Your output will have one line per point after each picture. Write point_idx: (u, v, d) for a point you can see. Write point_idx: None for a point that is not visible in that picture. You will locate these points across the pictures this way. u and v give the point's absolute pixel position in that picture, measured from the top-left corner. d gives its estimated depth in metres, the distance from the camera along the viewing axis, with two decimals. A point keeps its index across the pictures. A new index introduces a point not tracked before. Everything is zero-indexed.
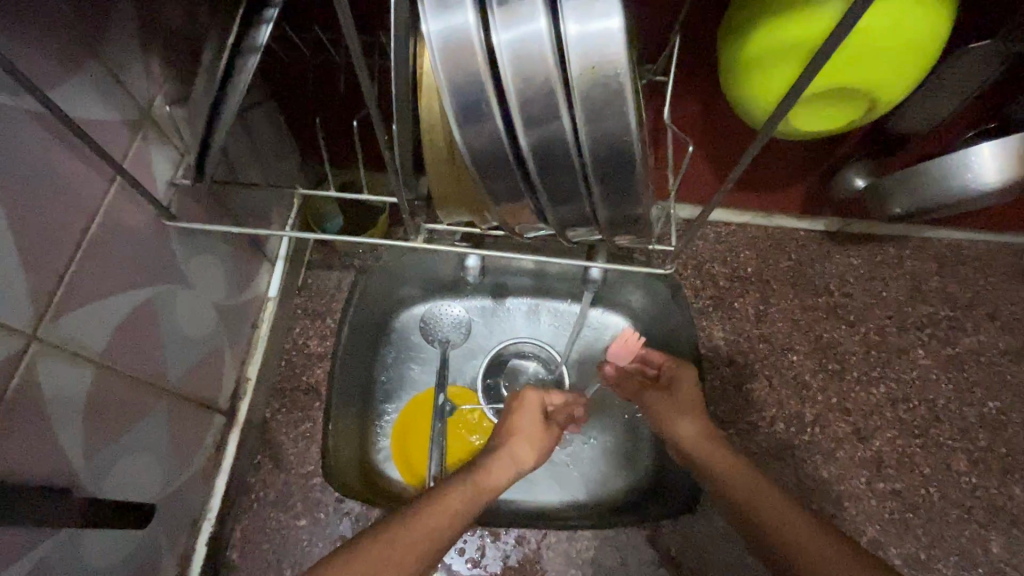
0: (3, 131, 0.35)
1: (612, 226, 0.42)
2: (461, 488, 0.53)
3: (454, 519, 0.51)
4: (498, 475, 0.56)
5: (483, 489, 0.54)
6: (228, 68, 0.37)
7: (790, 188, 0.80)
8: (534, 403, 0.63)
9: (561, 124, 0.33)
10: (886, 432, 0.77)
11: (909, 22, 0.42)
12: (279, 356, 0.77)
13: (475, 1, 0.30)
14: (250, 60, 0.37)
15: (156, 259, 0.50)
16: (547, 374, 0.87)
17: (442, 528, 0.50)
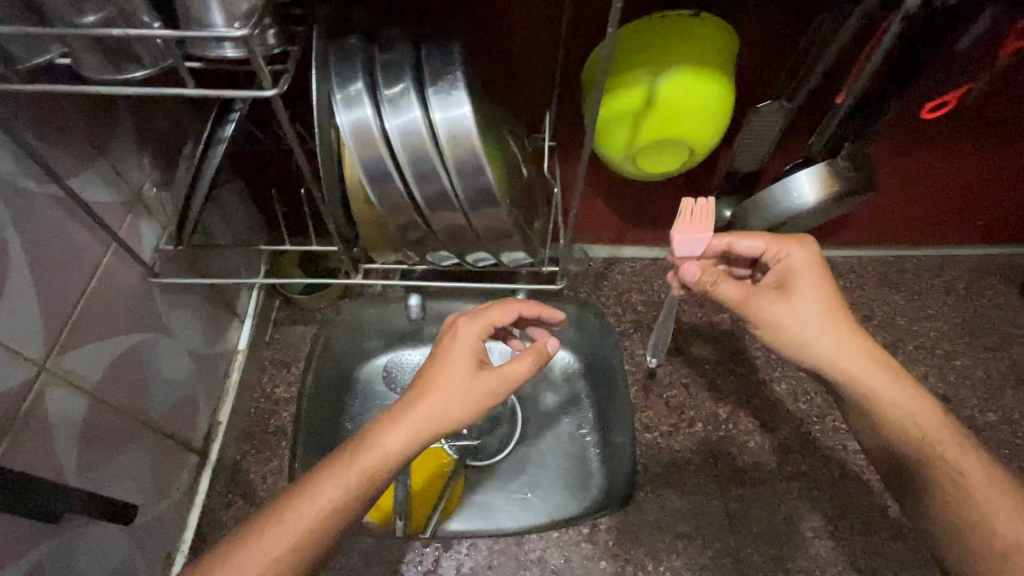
0: (36, 210, 0.48)
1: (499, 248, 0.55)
2: (337, 470, 0.53)
3: (328, 512, 0.52)
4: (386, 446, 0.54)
5: (362, 467, 0.53)
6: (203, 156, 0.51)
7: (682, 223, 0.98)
8: (465, 341, 0.59)
9: (439, 177, 0.47)
10: (790, 422, 0.89)
11: (697, 94, 0.59)
12: (249, 403, 0.86)
13: (372, 101, 0.45)
14: (218, 148, 0.50)
15: (141, 311, 0.61)
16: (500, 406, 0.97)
17: (313, 517, 0.51)
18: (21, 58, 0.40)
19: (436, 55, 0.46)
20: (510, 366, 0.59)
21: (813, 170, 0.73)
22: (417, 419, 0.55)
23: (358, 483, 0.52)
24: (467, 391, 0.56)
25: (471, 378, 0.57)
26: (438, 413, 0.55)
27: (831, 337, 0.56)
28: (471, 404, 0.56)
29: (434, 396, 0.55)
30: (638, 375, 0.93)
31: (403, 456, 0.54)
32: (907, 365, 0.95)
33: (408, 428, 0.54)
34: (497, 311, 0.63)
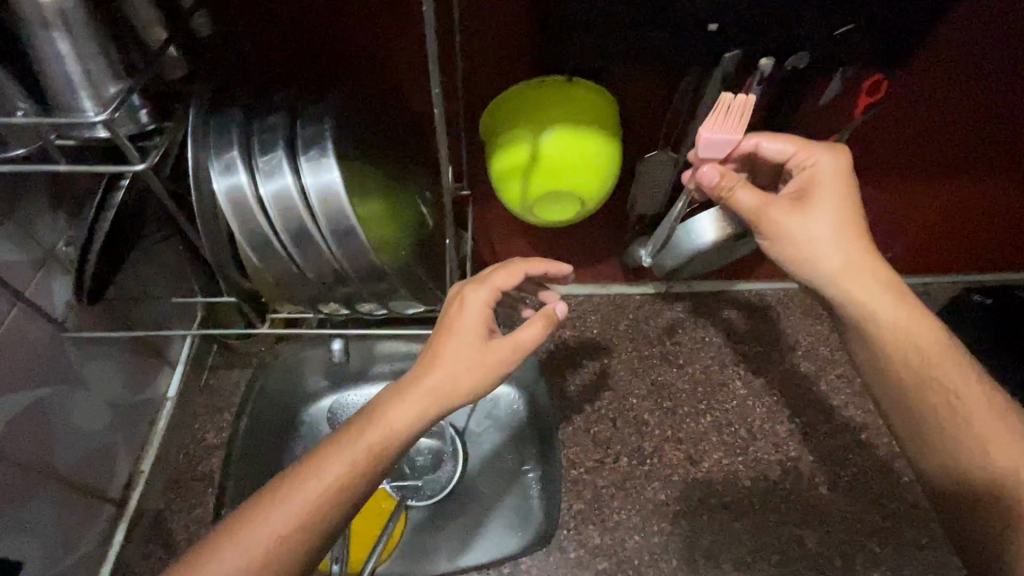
0: None
1: (386, 295, 0.59)
2: (344, 449, 0.53)
3: (336, 488, 0.51)
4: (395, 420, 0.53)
5: (371, 443, 0.53)
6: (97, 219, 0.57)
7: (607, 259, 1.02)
8: (471, 309, 0.58)
9: (314, 237, 0.50)
10: (713, 454, 0.91)
11: (578, 149, 0.63)
12: (178, 450, 0.86)
13: (247, 170, 0.48)
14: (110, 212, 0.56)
15: (50, 366, 0.64)
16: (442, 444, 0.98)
17: (319, 497, 0.51)
18: None
19: (309, 127, 0.51)
20: (518, 334, 0.58)
21: (709, 213, 0.76)
22: (425, 392, 0.55)
23: (366, 457, 0.52)
24: (475, 363, 0.56)
25: (478, 348, 0.56)
26: (446, 386, 0.55)
27: (854, 260, 0.54)
28: (481, 375, 0.56)
29: (441, 369, 0.55)
30: (567, 411, 0.96)
31: (410, 430, 0.54)
32: (828, 395, 0.98)
33: (415, 402, 0.54)
34: (504, 273, 0.60)
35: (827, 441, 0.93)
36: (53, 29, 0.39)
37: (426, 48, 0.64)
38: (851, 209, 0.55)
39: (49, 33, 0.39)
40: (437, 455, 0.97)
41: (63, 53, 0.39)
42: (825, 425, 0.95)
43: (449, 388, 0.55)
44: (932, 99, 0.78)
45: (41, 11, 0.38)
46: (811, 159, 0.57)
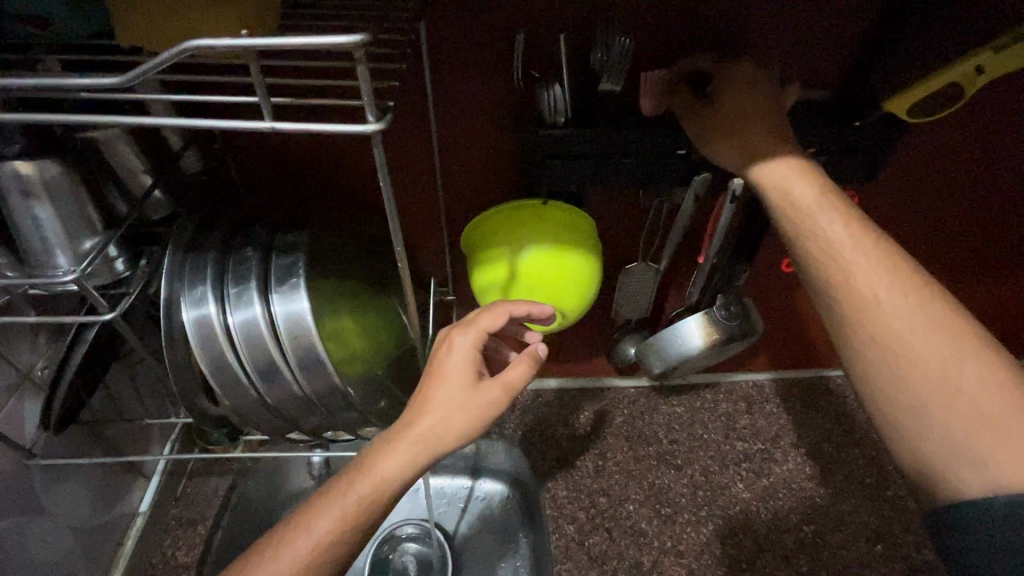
0: None
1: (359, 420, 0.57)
2: (330, 504, 0.49)
3: (324, 545, 0.48)
4: (384, 469, 0.50)
5: (360, 499, 0.49)
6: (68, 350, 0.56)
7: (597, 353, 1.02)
8: (461, 350, 0.54)
9: (282, 368, 0.49)
10: (716, 570, 0.85)
11: (556, 263, 0.64)
12: (145, 571, 0.82)
13: (218, 302, 0.48)
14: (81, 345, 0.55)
15: (12, 498, 0.62)
16: (428, 548, 0.92)
17: (306, 559, 0.47)
18: None
19: (284, 260, 0.51)
20: (509, 372, 0.55)
21: (696, 318, 0.77)
22: (414, 439, 0.50)
23: (354, 511, 0.49)
24: (466, 405, 0.52)
25: (469, 392, 0.52)
26: (435, 432, 0.50)
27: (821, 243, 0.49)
28: (473, 418, 0.51)
29: (431, 414, 0.51)
30: (560, 520, 0.91)
31: (400, 481, 0.50)
32: (836, 499, 0.93)
33: (405, 451, 0.50)
34: (492, 312, 0.56)
35: (840, 554, 0.87)
36: (33, 196, 0.40)
37: (409, 172, 0.67)
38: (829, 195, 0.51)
39: (29, 200, 0.40)
40: (424, 561, 0.90)
41: (41, 217, 0.41)
42: (837, 533, 0.89)
43: (439, 435, 0.50)
44: (917, 216, 0.78)
45: (21, 181, 0.40)
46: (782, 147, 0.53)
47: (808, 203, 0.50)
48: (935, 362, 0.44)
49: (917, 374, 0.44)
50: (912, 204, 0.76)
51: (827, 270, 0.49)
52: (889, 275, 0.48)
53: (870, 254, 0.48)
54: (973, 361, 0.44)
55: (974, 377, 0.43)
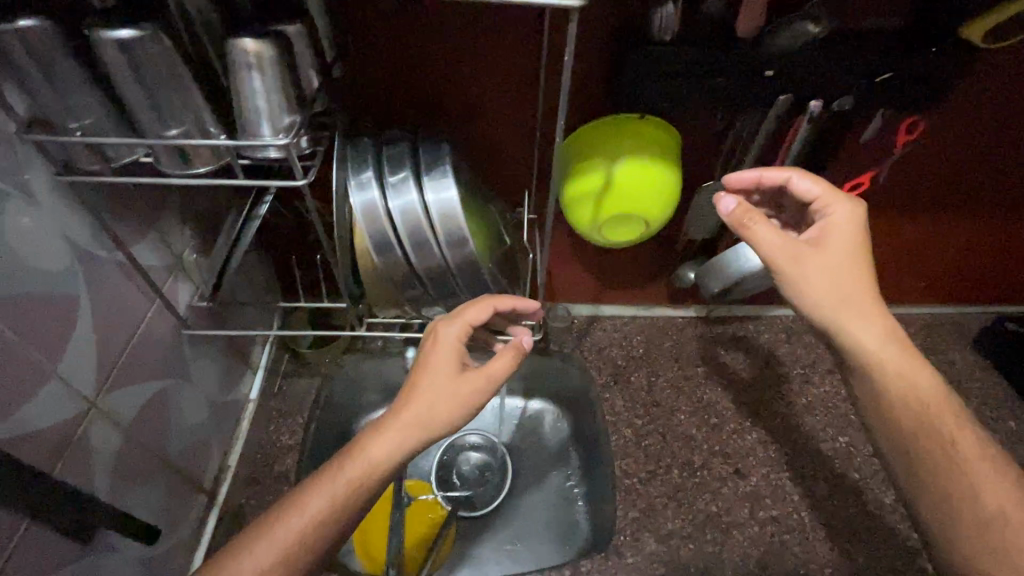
0: (105, 275, 0.59)
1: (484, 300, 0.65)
2: (321, 486, 0.54)
3: (317, 523, 0.53)
4: (375, 454, 0.54)
5: (351, 479, 0.54)
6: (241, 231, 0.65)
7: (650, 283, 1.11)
8: (448, 342, 0.59)
9: (432, 246, 0.58)
10: (761, 469, 0.94)
11: (646, 176, 0.72)
12: (256, 450, 0.92)
13: (379, 187, 0.57)
14: (251, 226, 0.63)
15: (171, 360, 0.71)
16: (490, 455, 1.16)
17: (297, 536, 0.52)
18: (112, 157, 0.51)
19: (429, 153, 0.59)
20: (493, 362, 0.60)
21: None
22: (405, 424, 0.56)
23: (346, 492, 0.54)
24: (454, 390, 0.57)
25: (456, 379, 0.58)
26: (424, 417, 0.56)
27: (844, 304, 0.58)
28: (455, 406, 0.56)
29: (423, 399, 0.56)
30: (618, 424, 1.00)
31: (389, 461, 0.55)
32: None
33: (397, 434, 0.55)
34: (478, 305, 0.60)
35: (872, 460, 0.97)
36: (253, 68, 0.48)
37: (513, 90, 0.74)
38: (856, 271, 0.58)
39: (249, 72, 0.48)
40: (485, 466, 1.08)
41: (257, 87, 0.48)
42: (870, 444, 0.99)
43: (428, 421, 0.56)
44: (960, 152, 0.85)
45: (247, 55, 0.47)
46: (831, 208, 0.61)
47: (847, 282, 0.58)
48: (936, 410, 0.58)
49: (925, 420, 0.58)
50: (958, 140, 0.84)
51: (837, 324, 0.58)
52: (871, 334, 0.58)
53: (844, 305, 0.58)
54: (944, 411, 0.59)
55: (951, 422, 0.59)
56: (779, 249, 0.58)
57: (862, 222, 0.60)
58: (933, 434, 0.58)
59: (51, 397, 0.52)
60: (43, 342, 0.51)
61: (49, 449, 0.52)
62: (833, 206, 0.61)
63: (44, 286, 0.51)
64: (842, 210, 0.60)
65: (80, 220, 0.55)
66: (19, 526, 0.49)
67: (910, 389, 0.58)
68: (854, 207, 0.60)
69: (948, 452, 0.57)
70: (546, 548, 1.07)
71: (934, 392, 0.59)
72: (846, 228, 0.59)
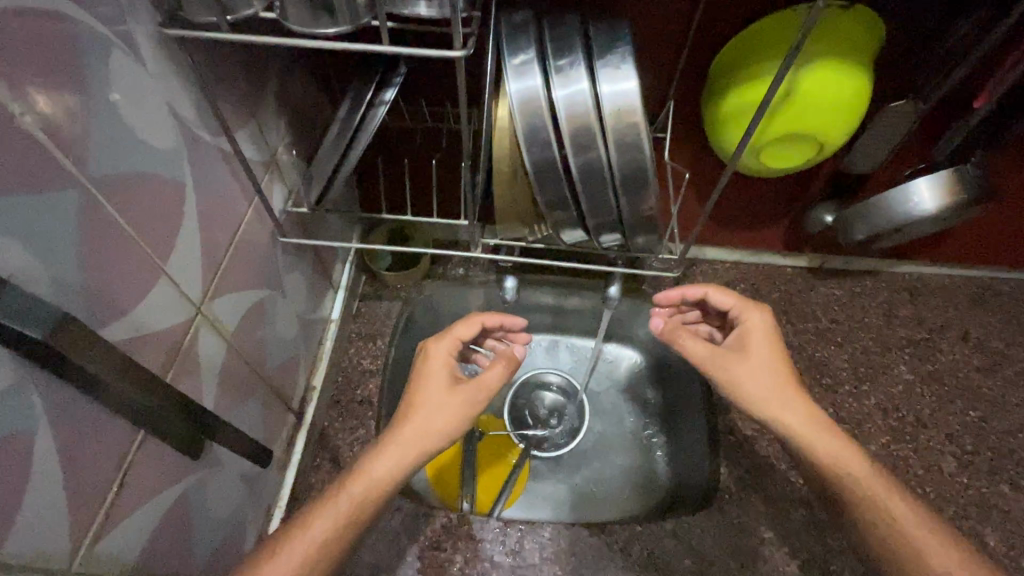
0: (208, 164, 0.50)
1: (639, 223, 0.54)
2: (324, 509, 0.57)
3: (324, 542, 0.56)
4: (375, 469, 0.60)
5: (353, 498, 0.58)
6: (361, 118, 0.55)
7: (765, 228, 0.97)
8: (438, 364, 0.66)
9: (597, 150, 0.48)
10: (880, 438, 0.86)
11: (837, 86, 0.58)
12: (337, 372, 0.88)
13: (541, 74, 0.47)
14: (378, 110, 0.54)
15: (268, 270, 0.64)
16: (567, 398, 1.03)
17: (305, 560, 0.55)
18: (231, 6, 0.41)
19: (603, 36, 0.48)
20: (485, 374, 0.65)
21: (933, 177, 0.72)
22: (406, 438, 0.61)
23: (348, 510, 0.58)
24: (447, 403, 0.63)
25: (448, 394, 0.64)
26: (421, 429, 0.62)
27: (779, 397, 0.58)
28: (448, 421, 0.63)
29: (418, 413, 0.62)
30: None
31: (390, 476, 0.60)
32: (1003, 390, 0.92)
33: (393, 449, 0.61)
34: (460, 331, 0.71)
35: (1005, 438, 0.87)
36: None
37: None
38: (783, 366, 0.60)
39: None
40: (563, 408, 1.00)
41: None
42: (1003, 420, 0.89)
43: (420, 437, 0.61)
44: None
45: None
46: (744, 314, 0.64)
47: (768, 381, 0.58)
48: (897, 512, 0.53)
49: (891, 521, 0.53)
50: None
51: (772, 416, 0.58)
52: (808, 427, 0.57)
53: (782, 392, 0.58)
54: (916, 517, 0.53)
55: (911, 523, 0.53)
56: (706, 355, 0.61)
57: (774, 324, 0.63)
58: (899, 536, 0.52)
59: (162, 298, 0.45)
60: (150, 235, 0.43)
61: (161, 358, 0.46)
62: (750, 311, 0.64)
63: (148, 167, 0.43)
64: (761, 312, 0.63)
65: (183, 93, 0.46)
66: (136, 440, 0.43)
67: (862, 486, 0.55)
68: (762, 310, 0.64)
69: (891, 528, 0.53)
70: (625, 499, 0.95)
71: (886, 491, 0.54)
72: (760, 330, 0.62)
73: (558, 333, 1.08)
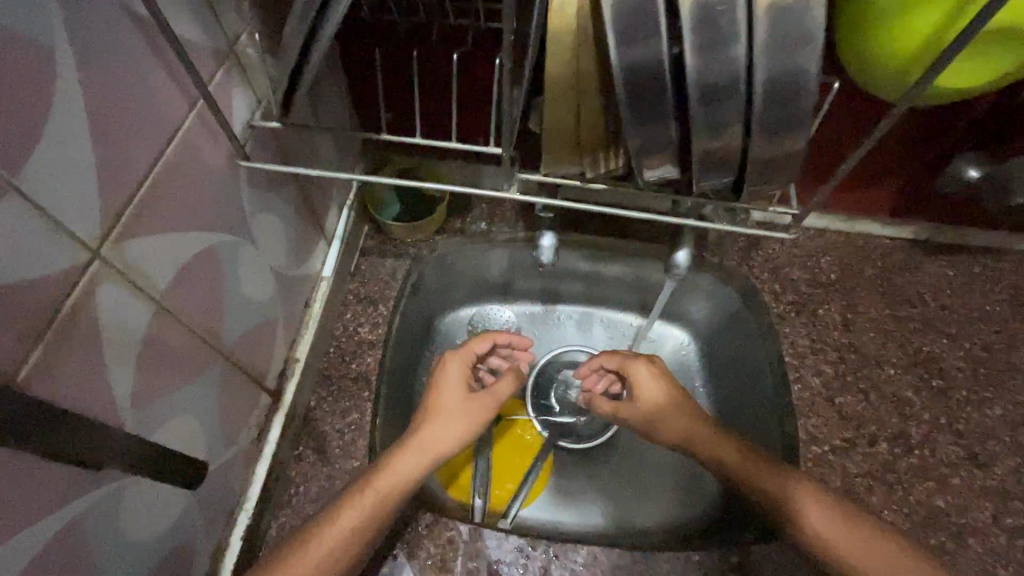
0: (104, 32, 0.33)
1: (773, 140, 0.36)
2: (329, 530, 0.50)
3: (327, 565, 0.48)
4: (387, 481, 0.52)
5: (362, 515, 0.50)
6: None
7: (870, 186, 0.76)
8: (454, 374, 0.60)
9: (733, 28, 0.32)
10: (1009, 459, 0.68)
11: None
12: (328, 341, 0.72)
13: None
14: None
15: (225, 204, 0.47)
16: None
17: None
18: None
19: None
20: (499, 385, 0.61)
21: None
22: (420, 447, 0.54)
23: (355, 527, 0.50)
24: (463, 413, 0.57)
25: (466, 403, 0.58)
26: (434, 440, 0.55)
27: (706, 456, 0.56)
28: (469, 427, 0.57)
29: (434, 423, 0.56)
30: (801, 371, 0.74)
31: (406, 487, 0.53)
32: None
33: (408, 458, 0.53)
34: (479, 341, 0.64)
35: None
36: None
37: None
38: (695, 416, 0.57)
39: None
40: None
41: None
42: None
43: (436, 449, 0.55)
44: None
45: None
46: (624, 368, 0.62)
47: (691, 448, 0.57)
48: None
49: None
50: None
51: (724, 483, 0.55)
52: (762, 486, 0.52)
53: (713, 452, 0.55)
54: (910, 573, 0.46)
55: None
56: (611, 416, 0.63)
57: (656, 364, 0.61)
58: None
59: (8, 234, 0.29)
60: None
61: (20, 325, 0.30)
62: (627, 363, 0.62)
63: None
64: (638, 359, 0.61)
65: None
66: None
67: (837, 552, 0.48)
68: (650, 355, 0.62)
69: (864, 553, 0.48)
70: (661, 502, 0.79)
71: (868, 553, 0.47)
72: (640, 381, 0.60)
73: (592, 304, 0.89)
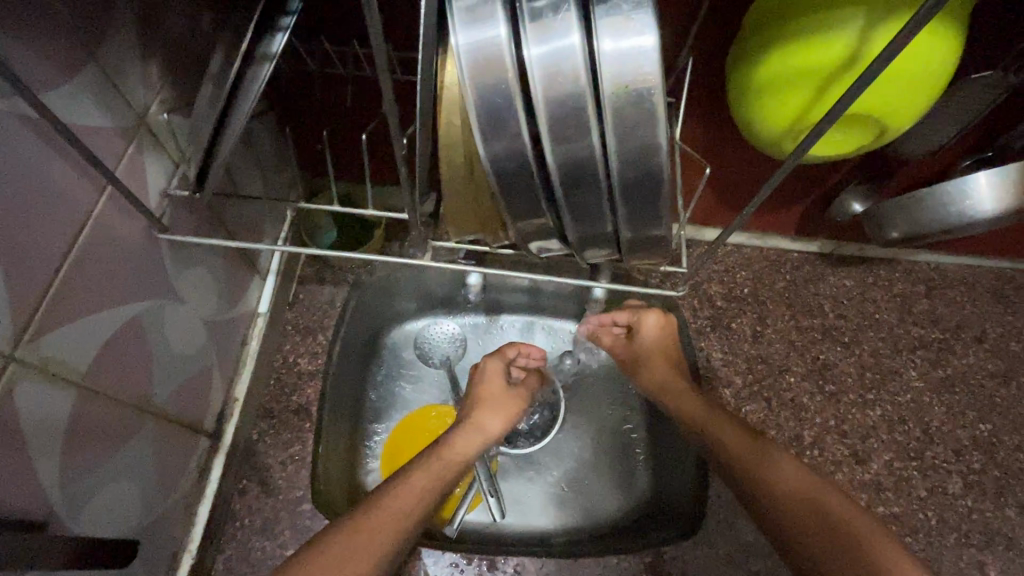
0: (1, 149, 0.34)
1: None
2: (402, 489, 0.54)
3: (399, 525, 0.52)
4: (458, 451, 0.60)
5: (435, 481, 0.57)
6: (238, 77, 0.38)
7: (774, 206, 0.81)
8: (494, 371, 0.68)
9: (589, 142, 0.33)
10: (884, 455, 0.79)
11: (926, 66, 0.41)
12: (267, 374, 0.74)
13: (507, 16, 0.30)
14: (261, 68, 0.37)
15: (146, 274, 0.48)
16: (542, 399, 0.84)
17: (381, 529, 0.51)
18: None
19: None
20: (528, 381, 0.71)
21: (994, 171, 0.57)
22: (473, 430, 0.63)
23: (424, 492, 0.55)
24: (506, 405, 0.67)
25: (507, 395, 0.67)
26: (484, 425, 0.64)
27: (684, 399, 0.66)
28: (512, 410, 0.66)
29: (483, 412, 0.65)
30: (716, 381, 0.82)
31: (464, 461, 0.60)
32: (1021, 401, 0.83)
33: (463, 439, 0.62)
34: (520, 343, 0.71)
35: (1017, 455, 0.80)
36: None
37: None
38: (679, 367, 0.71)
39: None
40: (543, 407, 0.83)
41: None
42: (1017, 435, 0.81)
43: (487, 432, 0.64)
44: None
45: None
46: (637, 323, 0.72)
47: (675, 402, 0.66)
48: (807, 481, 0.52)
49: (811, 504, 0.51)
50: None
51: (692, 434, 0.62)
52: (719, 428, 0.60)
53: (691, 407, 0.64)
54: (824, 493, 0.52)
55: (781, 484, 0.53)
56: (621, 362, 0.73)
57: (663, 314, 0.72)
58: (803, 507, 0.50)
59: None
60: None
61: None
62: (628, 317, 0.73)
63: None
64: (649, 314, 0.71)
65: None
66: None
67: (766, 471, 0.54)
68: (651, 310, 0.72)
69: (815, 510, 0.50)
70: (604, 495, 0.80)
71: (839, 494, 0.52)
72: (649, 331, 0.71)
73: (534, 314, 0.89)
